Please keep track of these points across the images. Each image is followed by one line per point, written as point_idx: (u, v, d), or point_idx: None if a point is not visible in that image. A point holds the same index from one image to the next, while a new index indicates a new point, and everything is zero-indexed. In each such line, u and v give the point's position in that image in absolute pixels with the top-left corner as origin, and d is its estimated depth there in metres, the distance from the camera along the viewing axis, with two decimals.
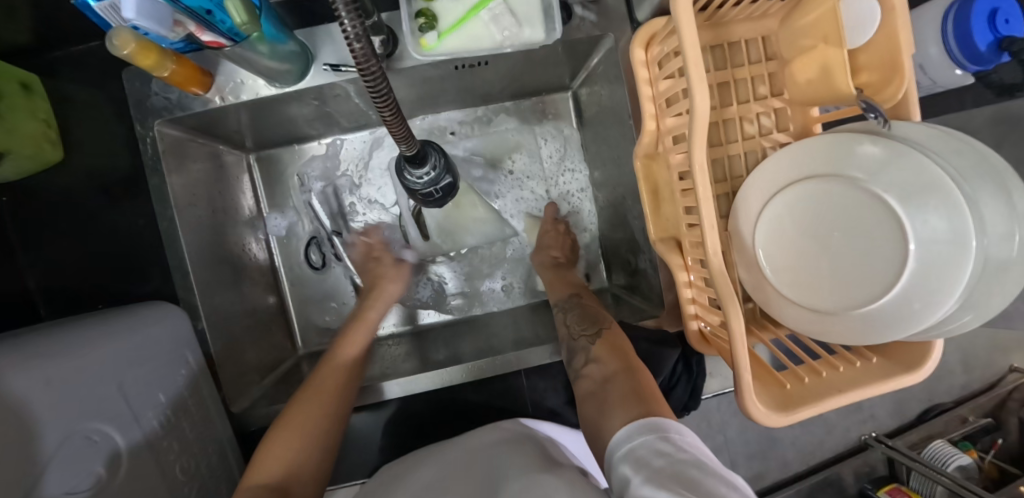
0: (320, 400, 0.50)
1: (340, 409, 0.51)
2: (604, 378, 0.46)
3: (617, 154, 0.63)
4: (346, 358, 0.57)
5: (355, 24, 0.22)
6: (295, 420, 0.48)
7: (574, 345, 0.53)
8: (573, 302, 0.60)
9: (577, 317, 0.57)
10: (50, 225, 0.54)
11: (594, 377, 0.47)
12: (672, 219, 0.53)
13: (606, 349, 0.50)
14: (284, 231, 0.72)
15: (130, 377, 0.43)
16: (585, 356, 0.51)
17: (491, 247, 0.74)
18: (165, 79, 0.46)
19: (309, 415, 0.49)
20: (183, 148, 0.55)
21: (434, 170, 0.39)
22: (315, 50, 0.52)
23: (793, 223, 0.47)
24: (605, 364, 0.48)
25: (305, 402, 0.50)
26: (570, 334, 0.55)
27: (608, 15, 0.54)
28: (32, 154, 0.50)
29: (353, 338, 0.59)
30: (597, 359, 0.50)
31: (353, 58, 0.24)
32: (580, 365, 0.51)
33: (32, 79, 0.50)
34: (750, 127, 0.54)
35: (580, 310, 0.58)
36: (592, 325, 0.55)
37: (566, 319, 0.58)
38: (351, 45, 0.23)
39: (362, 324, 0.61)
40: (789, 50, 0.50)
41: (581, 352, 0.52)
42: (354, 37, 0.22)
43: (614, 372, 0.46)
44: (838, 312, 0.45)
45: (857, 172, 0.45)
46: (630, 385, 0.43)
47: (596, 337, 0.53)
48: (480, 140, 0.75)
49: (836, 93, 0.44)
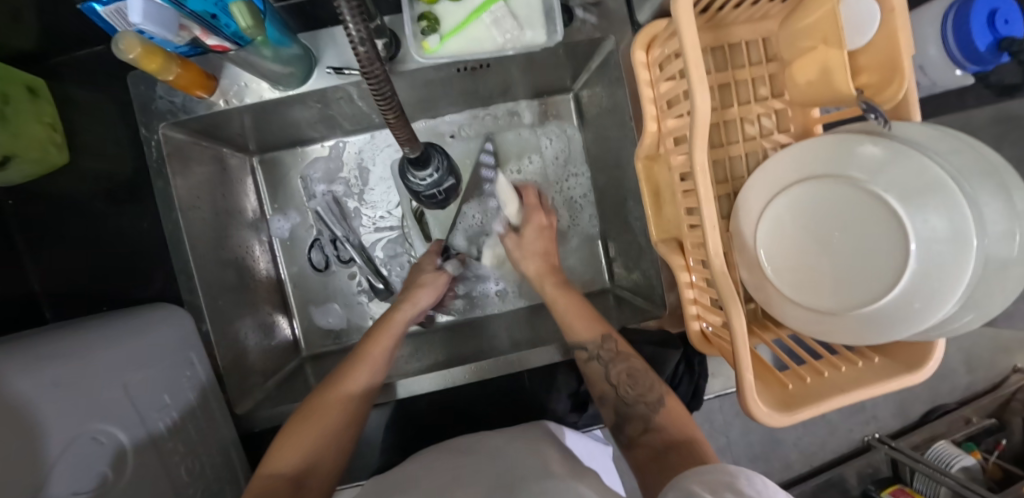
0: (340, 405, 0.49)
1: (355, 412, 0.50)
2: (667, 447, 0.44)
3: (619, 156, 0.63)
4: (374, 362, 0.55)
5: (359, 28, 0.23)
6: (315, 418, 0.48)
7: (628, 410, 0.50)
8: (614, 355, 0.53)
9: (628, 380, 0.51)
10: (55, 228, 0.55)
11: (653, 448, 0.45)
12: (674, 219, 0.54)
13: (667, 416, 0.48)
14: (287, 233, 0.72)
15: (136, 379, 0.44)
16: (642, 423, 0.48)
17: None
18: (170, 83, 0.47)
19: (329, 418, 0.48)
20: (187, 151, 0.55)
21: (437, 172, 0.39)
22: (318, 54, 0.52)
23: (795, 223, 0.47)
24: (664, 432, 0.46)
25: (322, 404, 0.49)
26: (622, 398, 0.51)
27: (609, 17, 0.55)
28: (38, 158, 0.50)
29: (381, 341, 0.57)
30: (658, 427, 0.47)
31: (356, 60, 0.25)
32: (637, 432, 0.48)
33: (38, 83, 0.51)
34: (750, 128, 0.54)
35: (625, 365, 0.52)
36: (648, 388, 0.50)
37: (610, 375, 0.52)
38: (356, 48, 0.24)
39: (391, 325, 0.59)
40: (790, 51, 0.50)
41: (638, 420, 0.48)
42: (358, 40, 0.23)
43: (678, 442, 0.44)
44: (840, 312, 0.45)
45: (858, 173, 0.45)
46: (693, 455, 0.42)
47: (654, 401, 0.49)
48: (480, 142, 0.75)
49: (836, 94, 0.45)
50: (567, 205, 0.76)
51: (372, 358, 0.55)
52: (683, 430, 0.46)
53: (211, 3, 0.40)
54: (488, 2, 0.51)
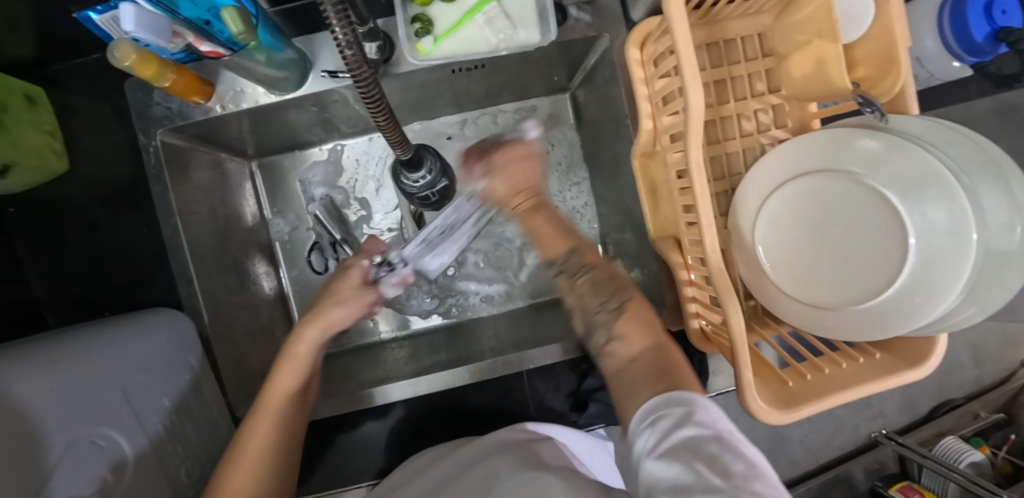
0: (272, 415, 0.48)
1: (292, 414, 0.50)
2: (631, 357, 0.44)
3: (616, 155, 0.63)
4: (299, 361, 0.53)
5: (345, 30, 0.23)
6: (239, 465, 0.45)
7: (592, 319, 0.49)
8: (581, 265, 0.52)
9: (592, 288, 0.50)
10: (56, 234, 0.55)
11: (620, 357, 0.45)
12: (671, 217, 0.53)
13: (628, 323, 0.46)
14: (286, 237, 0.72)
15: (137, 384, 0.44)
16: (606, 332, 0.47)
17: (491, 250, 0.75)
18: (166, 89, 0.47)
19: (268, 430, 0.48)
20: (185, 156, 0.56)
21: (430, 173, 0.38)
22: (313, 57, 0.52)
23: (792, 219, 0.47)
24: (630, 340, 0.45)
25: (258, 417, 0.48)
26: (588, 308, 0.50)
27: (603, 15, 0.55)
28: (38, 166, 0.51)
29: (284, 371, 0.51)
30: (621, 335, 0.46)
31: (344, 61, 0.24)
32: (602, 343, 0.47)
33: (37, 91, 0.51)
34: (747, 124, 0.54)
35: (592, 274, 0.51)
36: (609, 293, 0.49)
37: (574, 284, 0.51)
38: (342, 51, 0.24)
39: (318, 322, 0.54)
40: (785, 46, 0.50)
41: (602, 330, 0.48)
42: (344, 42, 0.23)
43: (642, 352, 0.44)
44: (840, 308, 0.45)
45: (855, 167, 0.45)
46: (658, 364, 0.42)
47: (614, 307, 0.48)
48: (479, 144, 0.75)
49: (831, 88, 0.44)
50: (570, 210, 0.76)
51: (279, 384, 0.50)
52: (645, 341, 0.45)
53: (203, 8, 0.41)
54: (481, 3, 0.51)
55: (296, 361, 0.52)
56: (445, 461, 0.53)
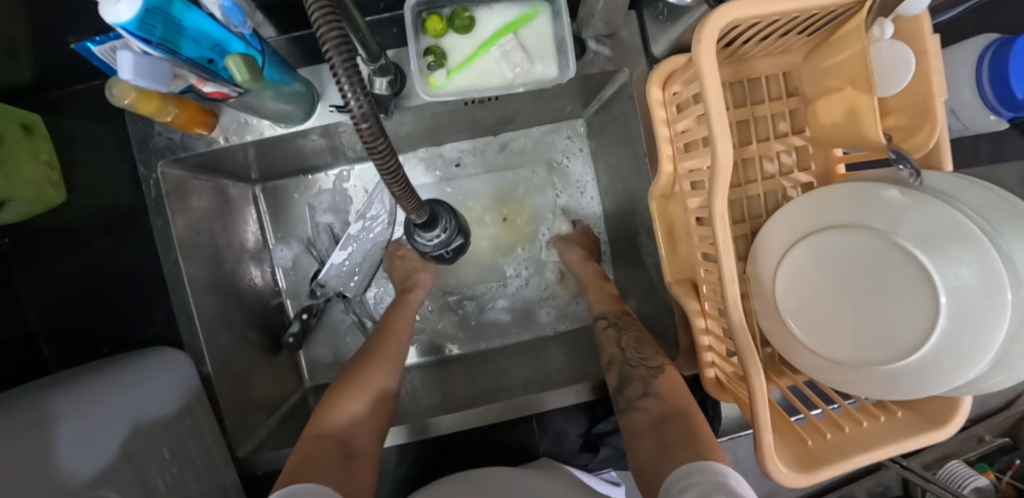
0: (375, 367, 0.52)
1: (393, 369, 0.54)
2: (662, 414, 0.44)
3: (632, 190, 0.61)
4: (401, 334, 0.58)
5: (363, 107, 0.22)
6: (351, 389, 0.49)
7: (630, 372, 0.50)
8: (627, 323, 0.57)
9: (635, 345, 0.53)
10: (54, 265, 0.53)
11: (651, 412, 0.45)
12: (689, 261, 0.52)
13: (665, 384, 0.48)
14: (290, 262, 0.71)
15: (136, 433, 0.42)
16: (642, 386, 0.48)
17: (505, 294, 0.73)
18: (167, 123, 0.45)
19: (370, 379, 0.51)
20: (186, 187, 0.54)
21: (444, 232, 0.36)
22: (321, 90, 0.51)
23: (815, 272, 0.45)
24: (663, 398, 0.46)
25: (365, 367, 0.52)
26: (627, 360, 0.52)
27: (622, 49, 0.53)
28: (35, 198, 0.49)
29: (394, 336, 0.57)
30: (656, 391, 0.47)
31: (360, 138, 0.23)
32: (636, 395, 0.48)
33: (34, 119, 0.49)
34: (769, 166, 0.52)
35: (635, 334, 0.55)
36: (651, 353, 0.51)
37: (620, 340, 0.54)
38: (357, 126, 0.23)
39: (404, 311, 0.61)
40: (813, 89, 0.48)
41: (637, 383, 0.49)
42: (360, 117, 0.22)
43: (670, 410, 0.44)
44: (863, 367, 0.43)
45: (881, 222, 0.43)
46: (686, 426, 0.42)
47: (647, 372, 0.49)
48: (489, 178, 0.73)
49: (862, 138, 0.42)
50: None
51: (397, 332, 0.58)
52: (676, 401, 0.46)
53: (206, 47, 0.38)
54: (497, 36, 0.49)
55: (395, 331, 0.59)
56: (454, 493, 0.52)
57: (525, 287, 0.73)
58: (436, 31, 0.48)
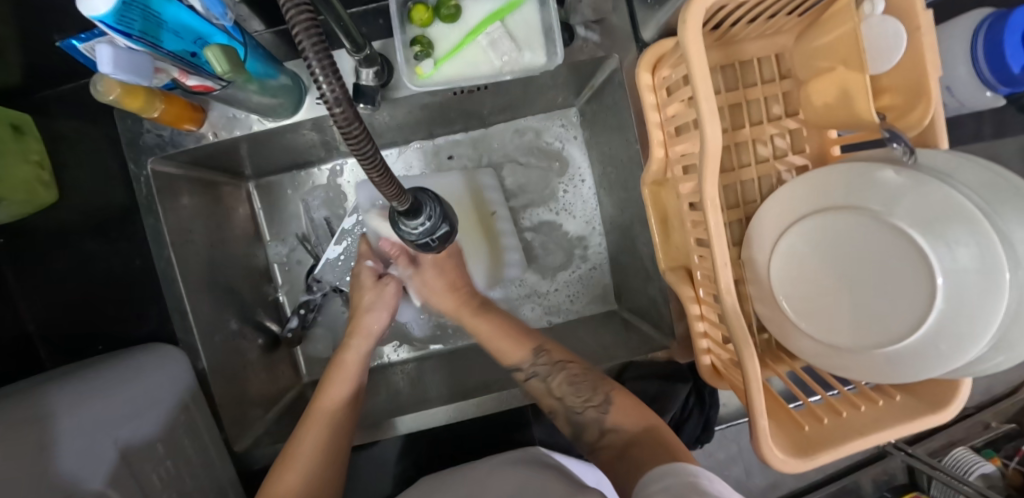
0: (317, 430, 0.49)
1: (339, 426, 0.51)
2: (631, 437, 0.46)
3: (625, 178, 0.60)
4: (344, 381, 0.54)
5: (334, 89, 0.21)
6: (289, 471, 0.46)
7: (579, 418, 0.50)
8: (550, 366, 0.54)
9: (570, 387, 0.52)
10: (47, 265, 0.53)
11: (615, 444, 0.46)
12: (683, 248, 0.51)
13: (618, 413, 0.48)
14: (285, 259, 0.71)
15: (129, 430, 0.42)
16: (597, 425, 0.49)
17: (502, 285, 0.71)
18: (155, 119, 0.45)
19: (309, 445, 0.48)
20: (178, 184, 0.54)
21: (430, 220, 0.35)
22: (308, 83, 0.51)
23: (811, 256, 0.45)
24: (621, 430, 0.47)
25: (303, 435, 0.49)
26: (568, 407, 0.51)
27: (612, 35, 0.52)
28: (26, 199, 0.48)
29: (334, 383, 0.54)
30: (614, 426, 0.48)
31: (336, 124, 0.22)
32: (595, 438, 0.49)
33: (24, 120, 0.49)
34: (763, 149, 0.51)
35: (564, 371, 0.53)
36: (590, 390, 0.50)
37: (552, 386, 0.52)
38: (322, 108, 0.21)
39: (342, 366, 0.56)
40: (805, 70, 0.47)
41: (592, 424, 0.49)
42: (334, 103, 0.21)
43: (638, 433, 0.46)
44: (859, 351, 0.42)
45: (877, 204, 0.42)
46: (660, 442, 0.43)
47: (602, 401, 0.49)
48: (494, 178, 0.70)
49: (856, 119, 0.42)
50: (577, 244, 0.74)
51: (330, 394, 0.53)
52: (642, 423, 0.47)
53: (188, 41, 0.38)
54: (483, 24, 0.48)
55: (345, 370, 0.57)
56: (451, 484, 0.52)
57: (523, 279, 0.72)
58: (422, 21, 0.48)
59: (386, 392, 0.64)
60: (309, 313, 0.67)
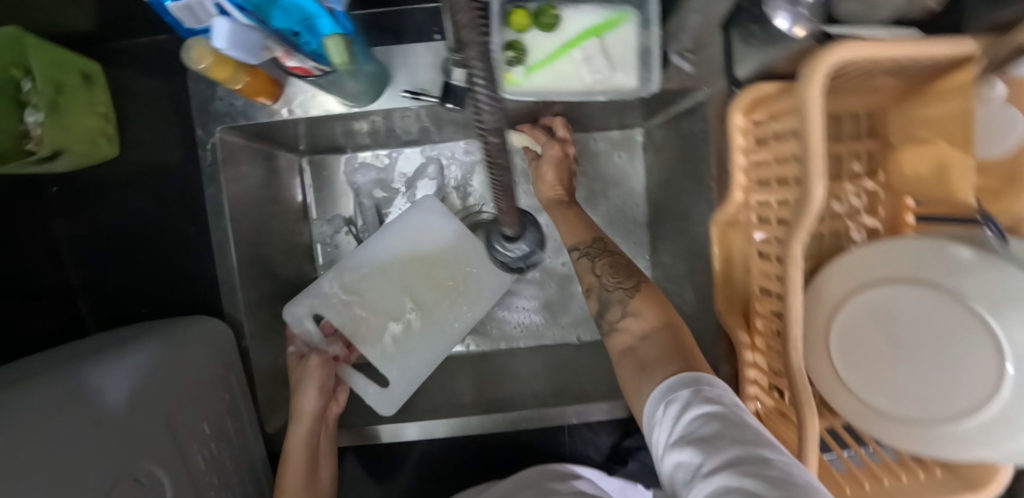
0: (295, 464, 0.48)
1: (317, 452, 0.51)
2: (643, 334, 0.44)
3: (688, 210, 0.59)
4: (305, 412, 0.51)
5: (494, 123, 0.23)
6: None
7: (607, 296, 0.50)
8: (602, 251, 0.54)
9: (610, 271, 0.52)
10: (97, 219, 0.52)
11: (631, 334, 0.45)
12: (744, 292, 0.51)
13: (643, 303, 0.47)
14: (328, 240, 0.69)
15: (178, 407, 0.40)
16: (619, 308, 0.48)
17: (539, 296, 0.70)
18: (236, 90, 0.44)
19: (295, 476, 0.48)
20: (240, 154, 0.52)
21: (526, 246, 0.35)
22: (392, 70, 0.48)
23: (875, 323, 0.39)
24: (643, 317, 0.46)
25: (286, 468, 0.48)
26: (603, 285, 0.51)
27: (705, 68, 0.51)
28: (88, 151, 0.46)
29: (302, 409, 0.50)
30: (634, 312, 0.46)
31: (484, 152, 0.24)
32: (616, 318, 0.47)
33: (95, 69, 0.47)
34: (838, 206, 0.51)
35: (609, 259, 0.53)
36: (627, 277, 0.50)
37: (595, 270, 0.53)
38: (486, 141, 0.23)
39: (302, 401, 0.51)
40: (899, 135, 0.47)
41: (616, 305, 0.48)
42: (491, 132, 0.23)
43: (659, 325, 0.44)
44: (906, 425, 0.38)
45: (947, 280, 0.36)
46: None
47: (630, 289, 0.49)
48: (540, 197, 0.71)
49: (948, 195, 0.42)
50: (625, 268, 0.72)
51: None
52: (657, 318, 0.45)
53: (295, 19, 0.37)
54: (581, 37, 0.48)
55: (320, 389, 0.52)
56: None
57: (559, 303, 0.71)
58: (520, 26, 0.47)
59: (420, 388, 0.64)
60: None
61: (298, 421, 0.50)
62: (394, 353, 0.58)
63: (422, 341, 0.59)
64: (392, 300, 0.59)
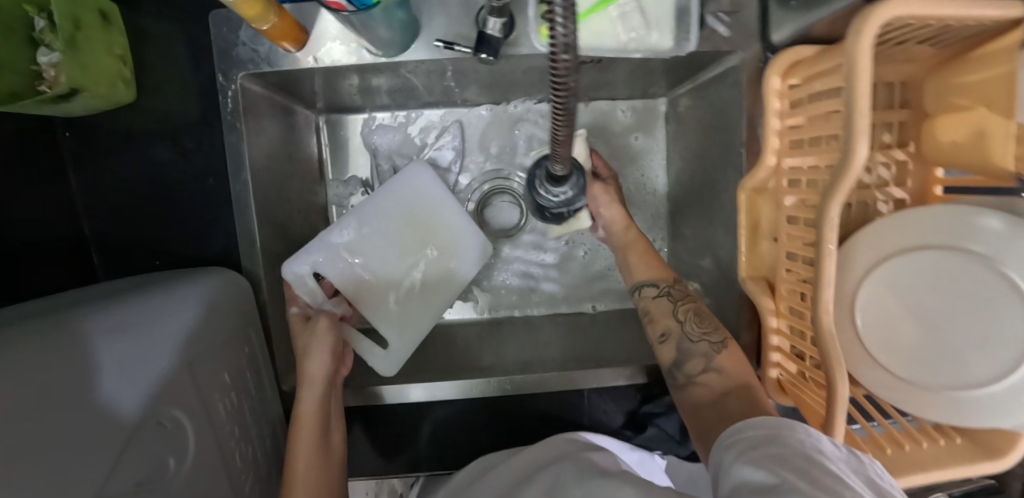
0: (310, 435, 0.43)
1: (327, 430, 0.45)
2: (725, 391, 0.42)
3: (714, 180, 0.58)
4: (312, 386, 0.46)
5: (567, 35, 0.21)
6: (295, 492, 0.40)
7: (691, 347, 0.47)
8: (682, 295, 0.52)
9: (695, 317, 0.49)
10: (112, 169, 0.50)
11: (712, 389, 0.43)
12: (771, 260, 0.51)
13: (728, 362, 0.45)
14: (344, 203, 0.67)
15: (201, 354, 0.39)
16: (703, 363, 0.45)
17: (557, 265, 0.70)
18: (261, 32, 0.42)
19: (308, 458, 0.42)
20: (260, 105, 0.51)
21: (571, 191, 0.35)
22: (423, 21, 0.47)
23: (905, 291, 0.45)
24: (725, 375, 0.44)
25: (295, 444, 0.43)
26: (688, 334, 0.48)
27: (741, 31, 0.50)
28: (106, 94, 0.44)
29: (310, 368, 0.46)
30: (718, 368, 0.44)
31: (552, 68, 0.23)
32: (697, 372, 0.45)
33: (113, 8, 0.44)
34: (866, 176, 0.51)
35: (693, 305, 0.50)
36: (713, 328, 0.48)
37: (677, 313, 0.50)
38: (556, 57, 0.22)
39: (309, 368, 0.46)
40: (935, 104, 0.46)
41: (700, 360, 0.46)
42: (562, 46, 0.22)
43: (736, 386, 0.43)
44: (931, 388, 0.43)
45: (981, 248, 0.42)
46: None
47: (720, 344, 0.46)
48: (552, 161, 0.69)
49: (983, 163, 0.41)
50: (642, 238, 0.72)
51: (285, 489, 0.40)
52: (740, 378, 0.43)
53: None
54: None
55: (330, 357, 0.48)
56: (502, 467, 0.52)
57: (570, 269, 0.70)
58: None
59: (437, 354, 0.63)
60: None
61: (309, 387, 0.46)
62: (396, 313, 0.56)
63: (420, 305, 0.57)
64: (393, 260, 0.56)
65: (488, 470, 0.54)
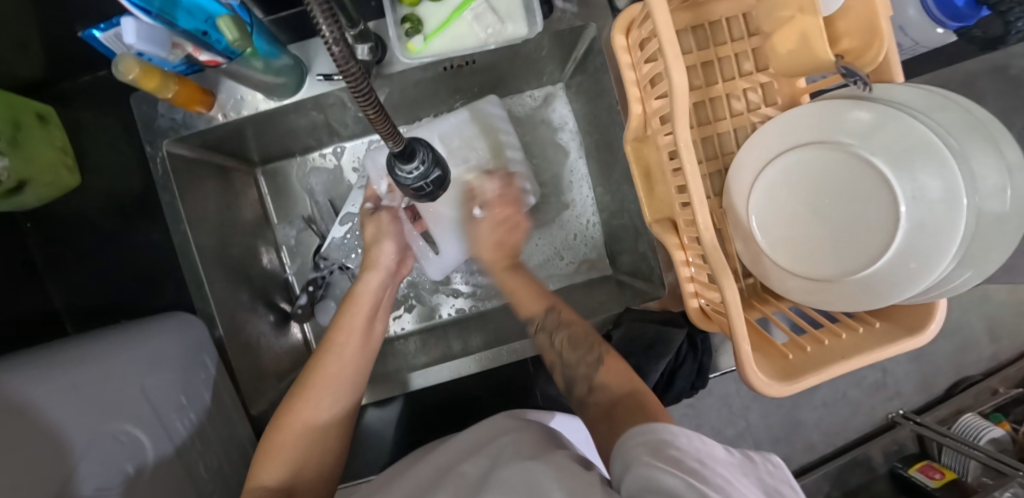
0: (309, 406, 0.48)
1: (340, 407, 0.50)
2: (615, 395, 0.44)
3: (610, 142, 0.63)
4: (340, 354, 0.51)
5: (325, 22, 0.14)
6: (286, 437, 0.46)
7: (572, 372, 0.50)
8: (558, 322, 0.54)
9: (570, 344, 0.52)
10: (72, 246, 0.57)
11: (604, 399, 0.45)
12: (666, 199, 0.54)
13: (610, 373, 0.47)
14: (294, 241, 0.74)
15: (151, 382, 0.45)
16: (588, 382, 0.48)
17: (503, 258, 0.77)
18: (169, 100, 0.49)
19: (298, 431, 0.47)
20: (194, 167, 0.58)
21: (423, 164, 0.38)
22: (309, 62, 0.54)
23: (790, 194, 0.46)
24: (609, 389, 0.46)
25: (291, 407, 0.48)
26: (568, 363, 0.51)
27: (588, 5, 0.55)
28: (52, 181, 0.52)
29: (336, 351, 0.51)
30: (603, 384, 0.47)
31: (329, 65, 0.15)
32: (585, 393, 0.48)
33: (48, 110, 0.53)
34: (737, 104, 0.55)
35: (568, 331, 0.53)
36: (590, 347, 0.51)
37: (554, 343, 0.53)
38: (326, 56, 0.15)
39: (357, 306, 0.55)
40: (769, 23, 0.50)
41: (583, 380, 0.49)
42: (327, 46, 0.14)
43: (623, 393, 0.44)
44: (834, 282, 0.43)
45: (850, 139, 0.43)
46: None
47: (595, 360, 0.49)
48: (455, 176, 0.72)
49: (816, 62, 0.45)
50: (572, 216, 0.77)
51: (340, 349, 0.51)
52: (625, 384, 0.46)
53: (200, 20, 0.44)
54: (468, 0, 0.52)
55: (366, 310, 0.55)
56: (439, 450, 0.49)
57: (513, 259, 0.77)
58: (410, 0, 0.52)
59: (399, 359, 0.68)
60: (317, 290, 0.70)
61: (374, 270, 0.58)
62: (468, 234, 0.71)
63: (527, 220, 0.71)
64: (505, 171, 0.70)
65: (415, 459, 0.52)
